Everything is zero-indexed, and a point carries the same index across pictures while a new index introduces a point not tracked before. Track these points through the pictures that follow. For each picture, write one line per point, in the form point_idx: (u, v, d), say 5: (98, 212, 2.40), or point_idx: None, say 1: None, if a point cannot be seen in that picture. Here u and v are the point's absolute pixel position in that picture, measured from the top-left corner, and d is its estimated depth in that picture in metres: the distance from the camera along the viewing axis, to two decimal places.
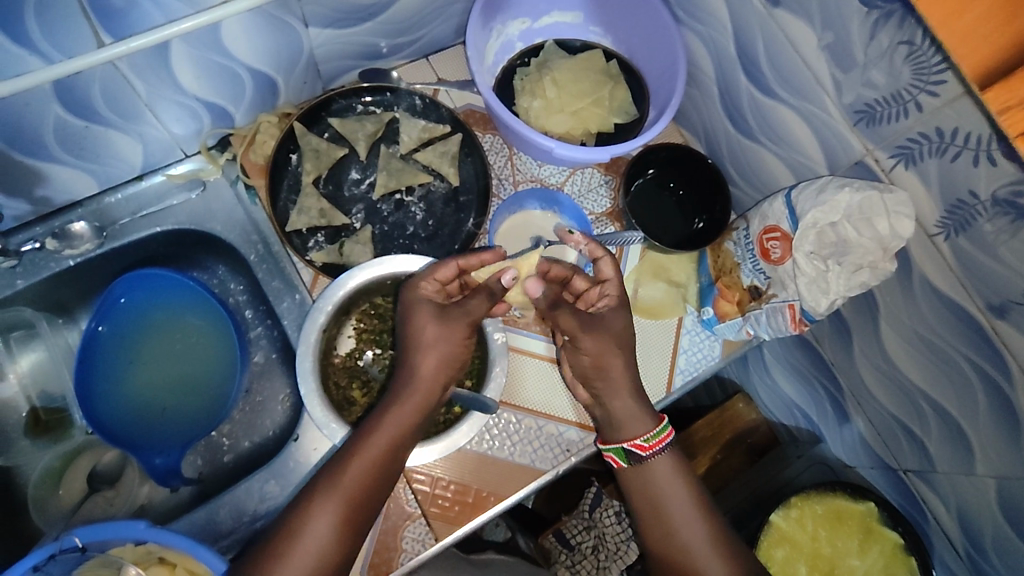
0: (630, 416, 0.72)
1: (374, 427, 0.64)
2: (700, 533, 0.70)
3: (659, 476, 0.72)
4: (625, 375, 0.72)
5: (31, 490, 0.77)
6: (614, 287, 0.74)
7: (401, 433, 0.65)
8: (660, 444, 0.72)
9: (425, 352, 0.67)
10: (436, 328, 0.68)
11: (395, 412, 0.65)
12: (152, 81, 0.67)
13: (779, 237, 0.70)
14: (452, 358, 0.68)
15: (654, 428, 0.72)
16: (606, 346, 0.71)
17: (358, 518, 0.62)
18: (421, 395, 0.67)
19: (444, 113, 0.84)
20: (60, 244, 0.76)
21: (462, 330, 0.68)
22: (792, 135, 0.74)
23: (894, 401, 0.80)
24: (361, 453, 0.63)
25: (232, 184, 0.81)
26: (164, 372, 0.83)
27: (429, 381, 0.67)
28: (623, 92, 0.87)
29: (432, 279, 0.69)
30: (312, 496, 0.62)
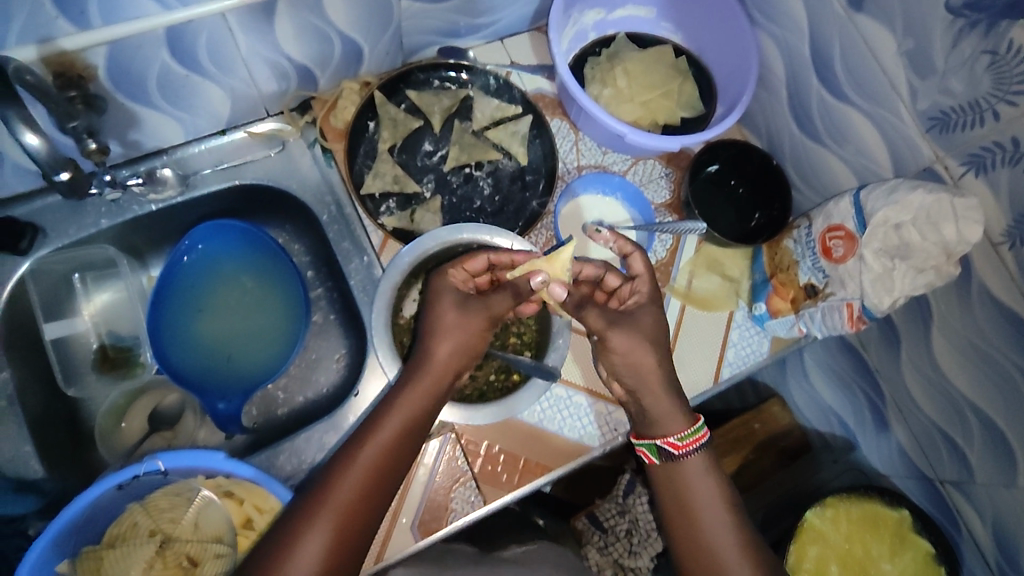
0: (663, 414, 0.71)
1: (390, 407, 0.64)
2: (728, 537, 0.67)
3: (691, 475, 0.70)
4: (656, 379, 0.71)
5: (98, 422, 0.80)
6: (644, 285, 0.74)
7: (414, 418, 0.64)
8: (697, 442, 0.70)
9: (441, 334, 0.68)
10: (449, 313, 0.69)
11: (413, 391, 0.65)
12: (252, 36, 0.70)
13: (842, 236, 0.72)
14: (470, 342, 0.69)
15: (691, 426, 0.71)
16: (637, 346, 0.71)
17: (376, 497, 0.61)
18: (438, 377, 0.67)
19: (517, 93, 0.87)
20: (146, 188, 0.78)
21: (480, 317, 0.70)
22: (860, 139, 0.76)
23: (938, 408, 0.82)
24: (378, 432, 0.63)
25: (310, 147, 0.85)
26: (230, 322, 0.85)
27: (447, 364, 0.67)
28: (691, 87, 0.88)
29: (463, 272, 0.71)
30: (328, 474, 0.61)
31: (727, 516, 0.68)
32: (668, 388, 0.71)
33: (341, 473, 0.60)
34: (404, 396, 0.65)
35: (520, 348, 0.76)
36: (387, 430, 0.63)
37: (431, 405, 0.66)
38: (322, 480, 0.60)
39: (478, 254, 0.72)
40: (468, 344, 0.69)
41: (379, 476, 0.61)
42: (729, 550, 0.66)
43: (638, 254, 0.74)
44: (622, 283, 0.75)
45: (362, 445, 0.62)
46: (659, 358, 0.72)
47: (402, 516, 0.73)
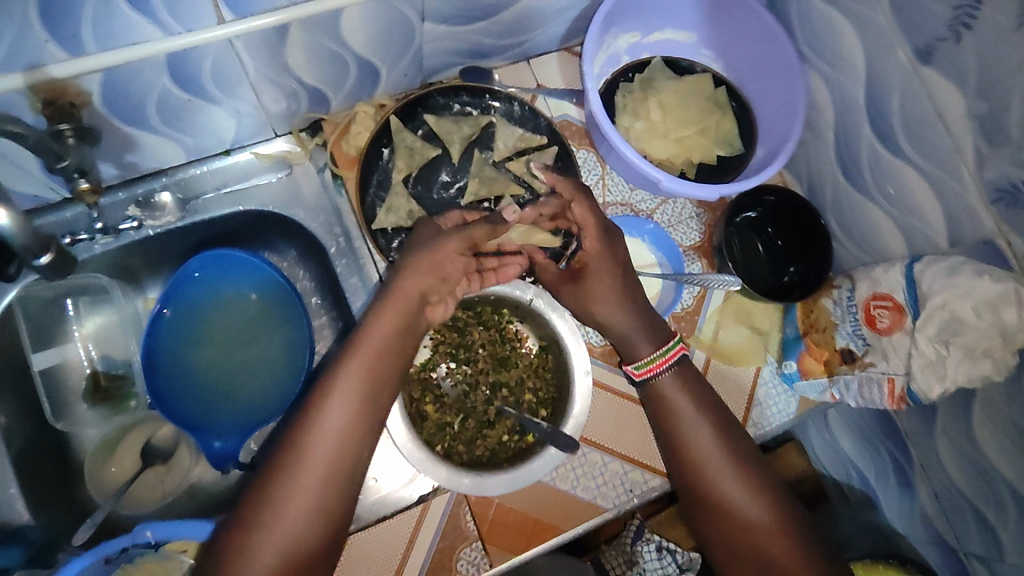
0: (628, 341, 0.71)
1: (329, 395, 0.61)
2: (727, 469, 0.67)
3: (671, 398, 0.70)
4: (631, 327, 0.71)
5: (89, 456, 0.76)
6: (595, 237, 0.69)
7: (381, 350, 0.63)
8: (670, 359, 0.70)
9: (376, 315, 0.65)
10: (402, 276, 0.65)
11: (349, 378, 0.62)
12: (261, 60, 0.64)
13: (890, 306, 0.67)
14: (410, 318, 0.66)
15: (658, 349, 0.70)
16: (608, 296, 0.70)
17: (342, 482, 0.60)
18: (381, 355, 0.64)
19: (542, 123, 0.80)
20: (143, 213, 0.74)
21: (409, 294, 0.65)
22: (914, 199, 0.70)
23: (971, 483, 0.77)
24: (322, 422, 0.60)
25: (320, 171, 0.79)
26: (228, 352, 0.81)
27: (385, 342, 0.64)
28: (730, 124, 0.82)
29: (439, 221, 0.70)
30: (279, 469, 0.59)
31: (723, 453, 0.68)
32: (636, 320, 0.71)
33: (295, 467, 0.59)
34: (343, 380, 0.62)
35: (535, 406, 0.72)
36: (336, 420, 0.61)
37: (378, 382, 0.63)
38: (275, 476, 0.59)
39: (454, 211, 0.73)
40: (406, 322, 0.65)
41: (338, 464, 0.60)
42: (727, 476, 0.67)
43: (580, 197, 0.68)
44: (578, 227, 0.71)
45: (310, 438, 0.60)
46: (623, 293, 0.70)
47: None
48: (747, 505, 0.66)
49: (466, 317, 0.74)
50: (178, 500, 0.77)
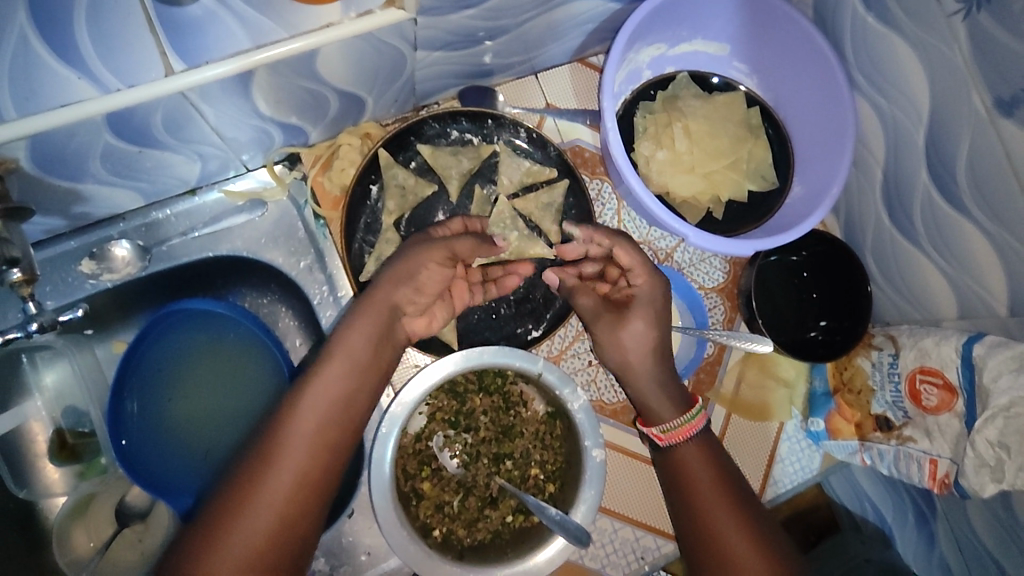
0: (655, 399, 0.62)
1: (296, 407, 0.53)
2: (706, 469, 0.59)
3: (687, 461, 0.60)
4: (647, 387, 0.62)
5: (59, 519, 0.70)
6: (645, 275, 0.62)
7: (351, 369, 0.56)
8: (698, 424, 0.61)
9: (352, 320, 0.57)
10: (376, 286, 0.59)
11: (320, 385, 0.54)
12: (223, 105, 0.54)
13: (939, 384, 0.60)
14: (387, 327, 0.59)
15: (685, 413, 0.61)
16: (645, 337, 0.62)
17: (302, 516, 0.51)
18: (358, 368, 0.56)
19: (552, 152, 0.71)
20: (97, 267, 0.66)
21: (382, 303, 0.58)
22: (972, 257, 0.62)
23: (996, 540, 0.73)
24: (288, 439, 0.52)
25: (299, 209, 0.70)
26: (205, 404, 0.74)
27: (361, 351, 0.57)
28: (763, 153, 0.73)
29: (435, 230, 0.63)
30: (232, 495, 0.50)
31: (707, 456, 0.60)
32: (660, 376, 0.62)
33: (249, 494, 0.50)
34: (314, 390, 0.54)
35: (542, 482, 0.66)
36: (302, 438, 0.52)
37: (356, 393, 0.56)
38: (231, 494, 0.50)
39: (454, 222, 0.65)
40: (383, 333, 0.58)
41: (305, 489, 0.52)
42: (700, 466, 0.59)
43: (625, 241, 0.63)
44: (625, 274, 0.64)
45: (275, 457, 0.51)
46: (654, 343, 0.62)
47: None
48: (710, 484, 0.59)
49: (467, 383, 0.67)
50: None
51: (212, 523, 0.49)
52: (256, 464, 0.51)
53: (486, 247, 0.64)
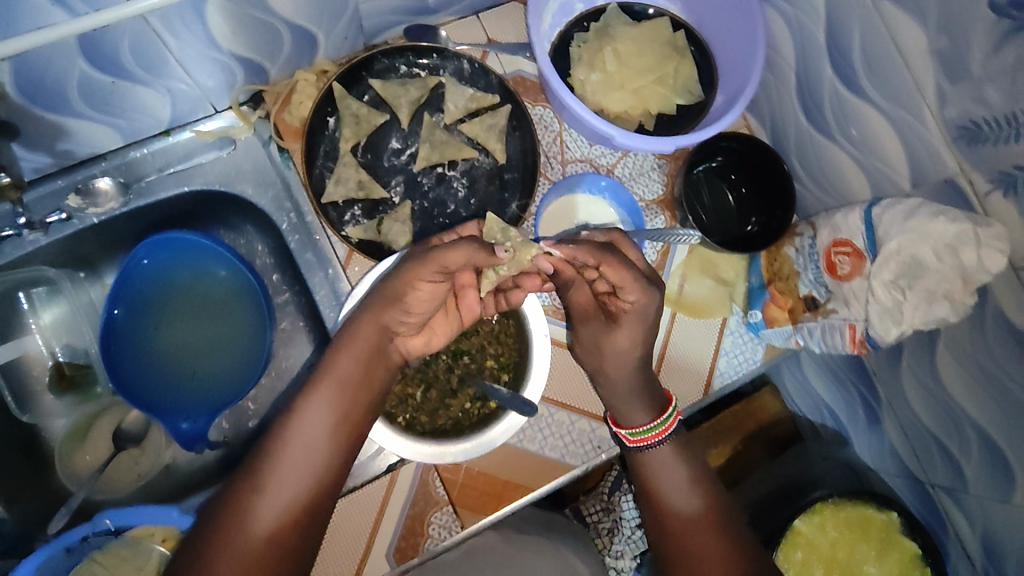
0: (626, 404, 0.72)
1: (291, 428, 0.60)
2: (683, 483, 0.70)
3: (661, 474, 0.71)
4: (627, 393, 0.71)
5: (60, 441, 0.77)
6: (637, 295, 0.65)
7: (341, 392, 0.62)
8: (658, 437, 0.71)
9: (347, 342, 0.63)
10: (367, 311, 0.63)
11: (312, 408, 0.61)
12: (183, 34, 0.60)
13: (850, 252, 0.66)
14: (378, 349, 0.64)
15: (658, 417, 0.71)
16: (631, 346, 0.69)
17: (296, 529, 0.58)
18: (348, 391, 0.62)
19: (494, 80, 0.78)
20: (83, 202, 0.72)
21: (370, 328, 0.63)
22: (875, 138, 0.67)
23: (933, 415, 0.77)
24: (286, 457, 0.59)
25: (265, 145, 0.76)
26: (191, 334, 0.81)
27: (351, 377, 0.62)
28: (688, 70, 0.79)
29: (439, 254, 0.59)
30: (231, 509, 0.57)
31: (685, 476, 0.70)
32: (634, 382, 0.71)
33: (247, 506, 0.57)
34: (307, 411, 0.61)
35: (497, 372, 0.72)
36: (298, 457, 0.60)
37: (348, 416, 0.62)
38: (231, 507, 0.57)
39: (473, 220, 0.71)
40: (372, 355, 0.64)
41: (299, 501, 0.58)
42: (676, 485, 0.70)
43: (611, 260, 0.62)
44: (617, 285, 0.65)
45: (274, 476, 0.59)
46: (630, 351, 0.69)
47: (377, 547, 0.71)
48: (685, 504, 0.69)
49: None
50: (154, 480, 0.79)
51: (215, 534, 0.56)
52: (255, 482, 0.58)
53: (480, 256, 0.60)
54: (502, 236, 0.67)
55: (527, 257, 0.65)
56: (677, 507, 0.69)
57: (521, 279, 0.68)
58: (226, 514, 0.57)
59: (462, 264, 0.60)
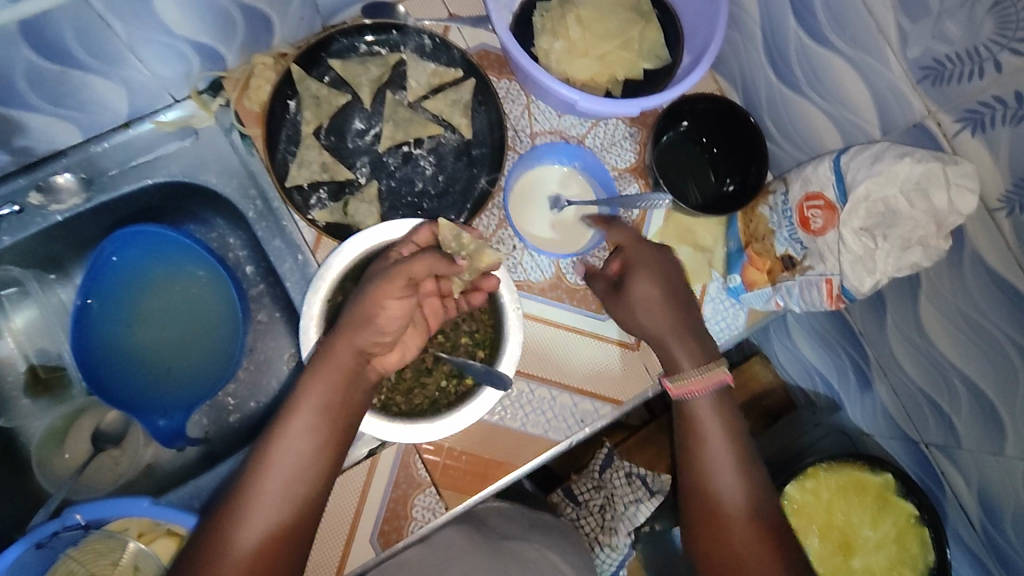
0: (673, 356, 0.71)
1: (267, 458, 0.58)
2: (730, 472, 0.68)
3: (714, 461, 0.69)
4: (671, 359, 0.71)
5: (37, 446, 0.76)
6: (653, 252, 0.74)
7: (317, 414, 0.60)
8: (704, 377, 0.69)
9: (318, 365, 0.60)
10: (339, 333, 0.61)
11: (287, 438, 0.59)
12: (131, 19, 0.59)
13: (822, 206, 0.65)
14: (355, 373, 0.62)
15: (698, 368, 0.70)
16: (654, 300, 0.71)
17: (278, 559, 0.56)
18: (322, 418, 0.60)
19: (456, 55, 0.76)
20: (45, 199, 0.71)
21: (345, 350, 0.61)
22: (844, 88, 0.66)
23: (923, 374, 0.74)
24: (260, 491, 0.57)
25: (227, 133, 0.75)
26: (166, 332, 0.80)
27: (326, 404, 0.60)
28: (655, 33, 0.77)
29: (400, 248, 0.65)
30: (208, 544, 0.55)
31: (735, 466, 0.69)
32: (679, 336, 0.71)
33: (224, 541, 0.55)
34: (282, 441, 0.59)
35: (473, 348, 0.72)
36: (275, 490, 0.57)
37: (322, 442, 0.60)
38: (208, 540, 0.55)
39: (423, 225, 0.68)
40: (348, 379, 0.61)
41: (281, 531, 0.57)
42: (724, 468, 0.68)
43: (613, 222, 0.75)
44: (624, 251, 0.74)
45: (249, 511, 0.56)
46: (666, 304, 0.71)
47: (360, 532, 0.70)
48: (731, 494, 0.67)
49: None
50: (135, 480, 0.78)
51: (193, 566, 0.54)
52: (231, 517, 0.56)
53: (444, 264, 0.65)
54: (456, 243, 0.68)
55: (484, 262, 0.68)
56: (722, 495, 0.67)
57: (477, 280, 0.69)
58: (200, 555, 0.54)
59: (426, 274, 0.64)
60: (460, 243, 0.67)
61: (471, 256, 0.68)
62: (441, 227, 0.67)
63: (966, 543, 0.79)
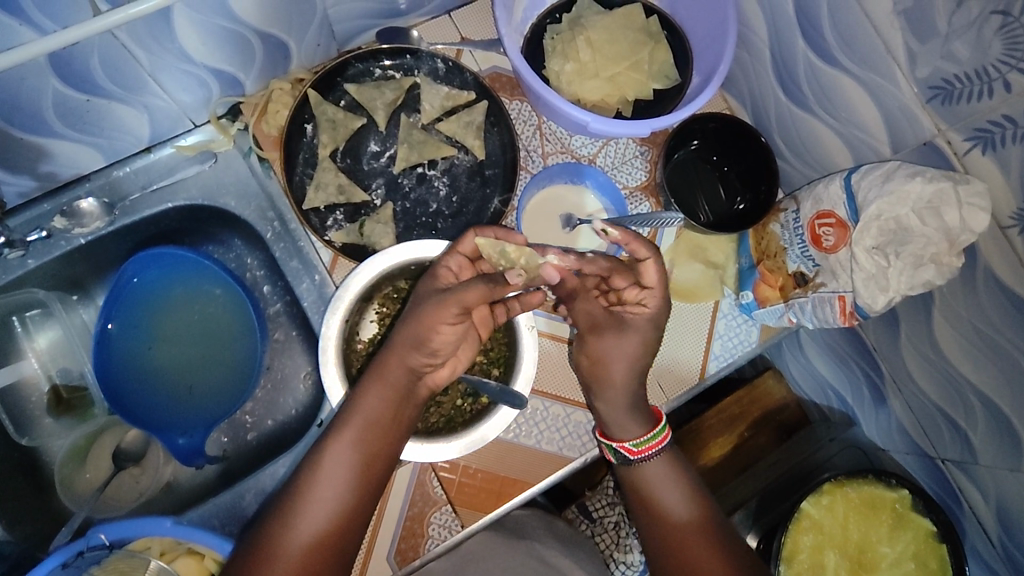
0: (617, 422, 0.71)
1: (323, 463, 0.62)
2: (676, 490, 0.71)
3: (652, 479, 0.72)
4: (619, 409, 0.71)
5: (60, 467, 0.77)
6: (653, 299, 0.68)
7: (367, 428, 0.62)
8: (658, 445, 0.72)
9: (372, 381, 0.64)
10: (392, 350, 0.64)
11: (337, 448, 0.62)
12: (156, 49, 0.61)
13: (833, 224, 0.65)
14: (406, 389, 0.64)
15: (648, 433, 0.71)
16: (624, 355, 0.69)
17: (326, 560, 0.59)
18: (372, 432, 0.62)
19: (469, 78, 0.78)
20: (69, 223, 0.72)
21: (397, 367, 0.64)
22: (853, 108, 0.67)
23: (938, 390, 0.73)
24: (313, 495, 0.61)
25: (246, 156, 0.77)
26: (186, 351, 0.81)
27: (378, 419, 0.63)
28: (664, 54, 0.79)
29: (466, 291, 0.62)
30: (267, 536, 0.59)
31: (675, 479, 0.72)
32: (630, 398, 0.71)
33: (281, 537, 0.59)
34: (333, 451, 0.62)
35: (487, 366, 0.73)
36: (325, 497, 0.61)
37: (372, 456, 0.62)
38: (266, 534, 0.59)
39: (468, 235, 0.68)
40: (399, 395, 0.64)
41: (329, 535, 0.60)
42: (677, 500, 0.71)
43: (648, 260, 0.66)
44: (639, 294, 0.68)
45: (303, 513, 0.60)
46: (639, 360, 0.70)
47: (378, 548, 0.71)
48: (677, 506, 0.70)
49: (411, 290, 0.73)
50: (154, 498, 0.79)
51: (250, 557, 0.58)
52: (287, 516, 0.60)
53: (497, 290, 0.64)
54: (502, 259, 0.66)
55: (537, 270, 0.66)
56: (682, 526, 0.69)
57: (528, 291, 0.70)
58: (260, 546, 0.58)
59: (479, 301, 0.64)
60: (506, 259, 0.65)
61: (523, 266, 0.66)
62: (483, 241, 0.66)
63: (986, 561, 0.78)
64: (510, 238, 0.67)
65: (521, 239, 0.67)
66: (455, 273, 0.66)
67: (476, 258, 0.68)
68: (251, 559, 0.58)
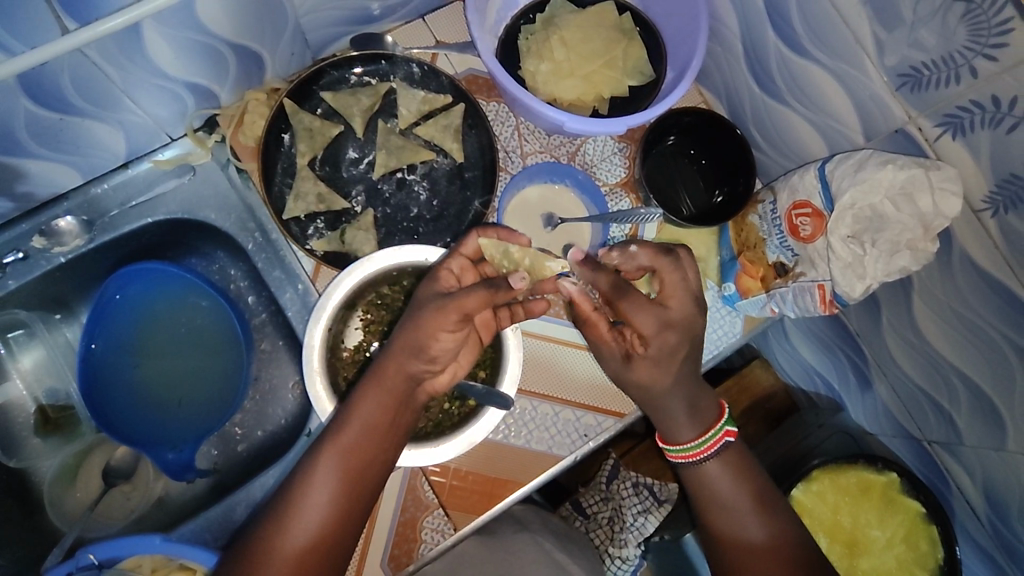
0: (676, 424, 0.70)
1: (319, 467, 0.61)
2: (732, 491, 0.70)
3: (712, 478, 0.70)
4: (672, 418, 0.70)
5: (50, 485, 0.77)
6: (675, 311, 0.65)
7: (365, 432, 0.61)
8: (709, 450, 0.70)
9: (371, 385, 0.63)
10: (391, 356, 0.63)
11: (332, 453, 0.61)
12: (127, 65, 0.61)
13: (810, 213, 0.66)
14: (404, 395, 0.64)
15: (701, 436, 0.70)
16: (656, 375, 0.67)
17: (321, 561, 0.59)
18: (370, 437, 0.62)
19: (445, 81, 0.78)
20: (49, 242, 0.72)
21: (395, 374, 0.62)
22: (825, 98, 0.67)
23: (921, 372, 0.74)
24: (308, 499, 0.60)
25: (224, 168, 0.77)
26: (171, 366, 0.82)
27: (375, 423, 0.62)
28: (638, 50, 0.79)
29: (466, 297, 0.61)
30: (262, 538, 0.59)
31: (728, 475, 0.70)
32: (676, 404, 0.69)
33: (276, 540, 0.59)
34: (328, 455, 0.61)
35: (474, 369, 0.73)
36: (320, 500, 0.60)
37: (369, 461, 0.62)
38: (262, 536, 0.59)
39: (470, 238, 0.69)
40: (397, 401, 0.63)
41: (323, 537, 0.60)
42: (734, 506, 0.70)
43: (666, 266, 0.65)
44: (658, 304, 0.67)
45: (297, 517, 0.59)
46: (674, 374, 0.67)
47: (370, 556, 0.71)
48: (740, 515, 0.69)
49: (395, 295, 0.73)
50: (145, 514, 0.79)
51: (246, 560, 0.58)
52: (282, 518, 0.60)
53: (500, 295, 0.62)
54: (506, 259, 0.67)
55: (543, 273, 0.68)
56: (742, 528, 0.69)
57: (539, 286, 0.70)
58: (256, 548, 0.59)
59: (481, 306, 0.62)
60: (510, 260, 0.67)
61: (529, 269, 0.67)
62: (488, 242, 0.67)
63: (976, 541, 0.79)
64: (513, 239, 0.69)
65: (522, 241, 0.69)
66: (457, 274, 0.66)
67: (479, 260, 0.68)
68: (247, 560, 0.58)
